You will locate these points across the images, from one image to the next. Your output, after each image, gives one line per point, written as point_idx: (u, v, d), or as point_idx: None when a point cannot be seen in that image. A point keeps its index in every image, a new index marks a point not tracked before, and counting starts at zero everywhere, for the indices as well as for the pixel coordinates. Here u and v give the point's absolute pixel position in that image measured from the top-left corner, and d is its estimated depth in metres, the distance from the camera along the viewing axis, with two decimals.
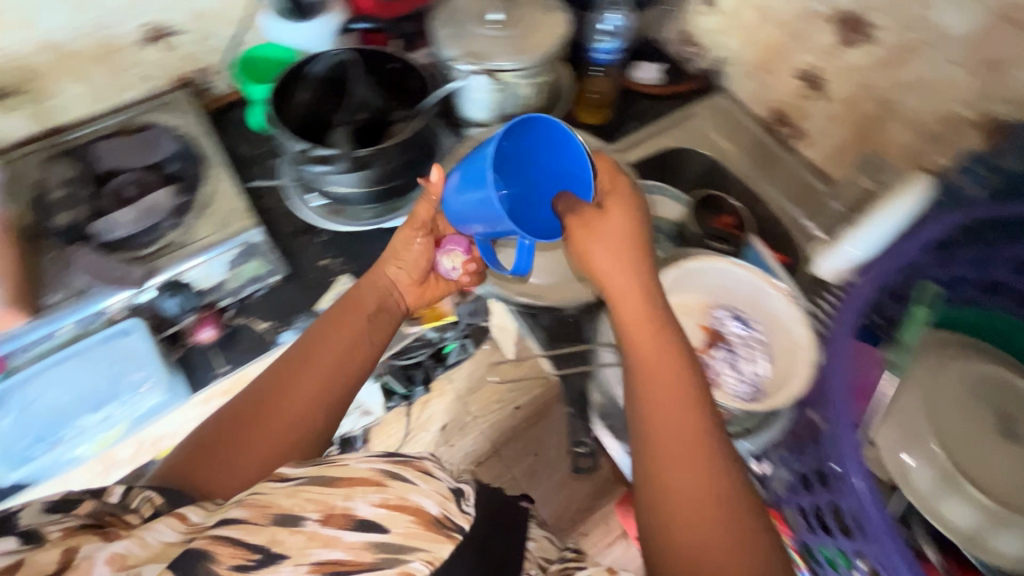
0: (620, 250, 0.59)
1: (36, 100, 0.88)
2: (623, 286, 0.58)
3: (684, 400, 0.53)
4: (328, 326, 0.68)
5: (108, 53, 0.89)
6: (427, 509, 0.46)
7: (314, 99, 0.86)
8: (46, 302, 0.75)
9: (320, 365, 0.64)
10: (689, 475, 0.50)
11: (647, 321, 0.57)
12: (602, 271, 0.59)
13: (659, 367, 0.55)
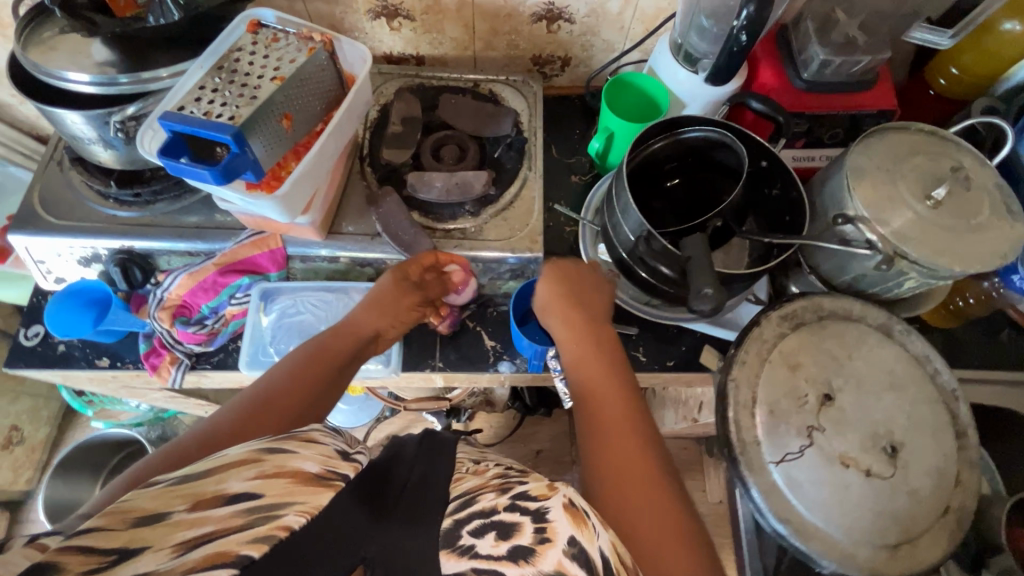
0: (587, 330, 0.68)
1: (420, 29, 0.88)
2: (594, 356, 0.66)
3: (618, 433, 0.59)
4: (309, 359, 0.66)
5: (503, 16, 0.87)
6: (305, 469, 0.44)
7: (665, 158, 0.76)
8: (341, 230, 0.78)
9: (304, 361, 0.65)
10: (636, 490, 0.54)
11: (613, 386, 0.63)
12: (580, 360, 0.66)
13: (611, 420, 0.60)
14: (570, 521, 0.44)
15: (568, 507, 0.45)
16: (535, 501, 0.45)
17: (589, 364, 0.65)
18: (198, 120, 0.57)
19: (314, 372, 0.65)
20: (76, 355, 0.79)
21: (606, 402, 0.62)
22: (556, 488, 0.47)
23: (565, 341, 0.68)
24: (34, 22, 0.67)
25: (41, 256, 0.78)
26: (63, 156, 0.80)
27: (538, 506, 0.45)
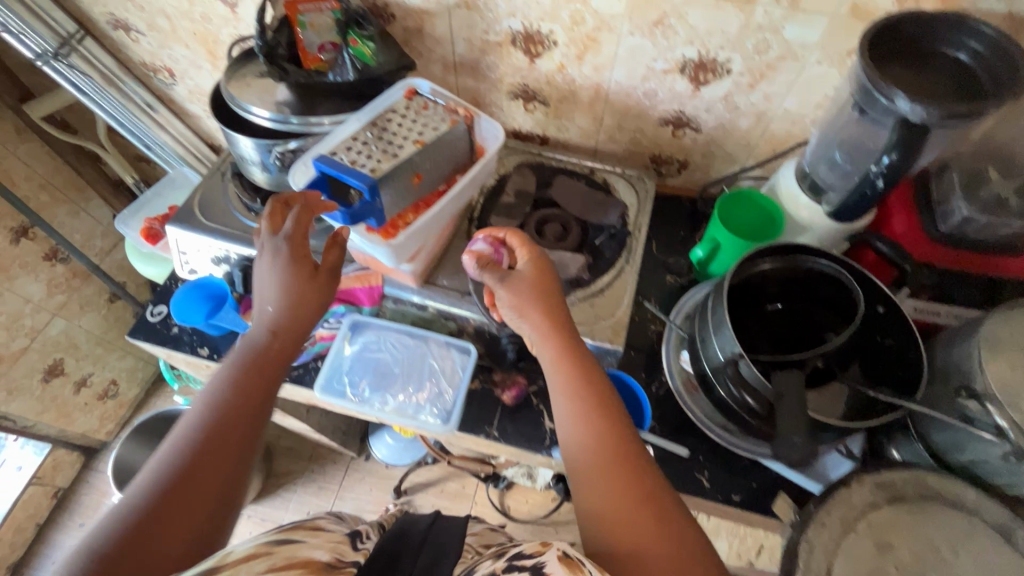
0: (584, 396, 0.58)
1: (551, 114, 0.95)
2: (598, 430, 0.55)
3: (645, 527, 0.48)
4: (250, 360, 0.58)
5: (632, 116, 0.91)
6: (316, 558, 0.49)
7: (773, 282, 0.73)
8: (436, 281, 0.81)
9: (256, 359, 0.58)
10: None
11: (626, 470, 0.52)
12: (586, 441, 0.55)
13: (628, 518, 0.49)
14: (563, 571, 0.42)
15: (562, 558, 0.43)
16: (530, 558, 0.45)
17: (594, 449, 0.55)
18: (342, 166, 0.65)
19: (259, 382, 0.57)
20: (185, 339, 0.89)
21: (620, 493, 0.51)
22: (551, 543, 0.46)
23: (565, 395, 0.59)
24: (241, 64, 0.81)
25: (184, 248, 0.89)
26: (227, 169, 0.94)
27: (532, 563, 0.44)
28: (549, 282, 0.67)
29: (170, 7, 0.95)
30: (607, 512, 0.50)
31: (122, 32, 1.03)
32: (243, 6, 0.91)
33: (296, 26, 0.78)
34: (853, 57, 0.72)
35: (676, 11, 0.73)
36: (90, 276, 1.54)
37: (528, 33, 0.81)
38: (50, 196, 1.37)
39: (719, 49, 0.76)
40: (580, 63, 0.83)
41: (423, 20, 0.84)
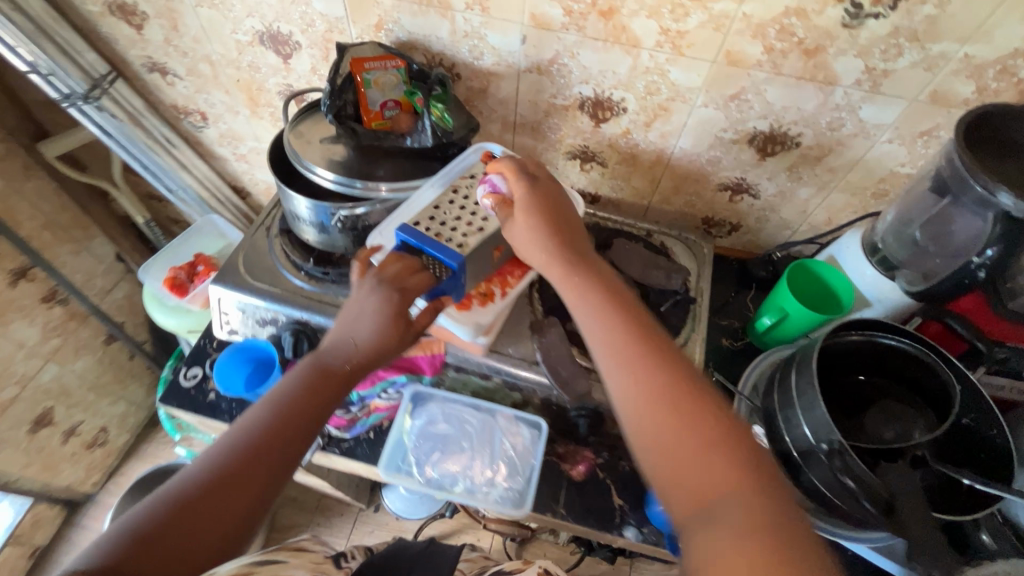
0: (613, 327, 0.54)
1: (606, 174, 0.94)
2: (630, 358, 0.51)
3: (693, 460, 0.46)
4: (322, 379, 0.59)
5: (691, 180, 0.90)
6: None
7: (854, 354, 0.72)
8: (502, 350, 0.77)
9: (326, 379, 0.59)
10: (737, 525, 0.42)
11: (673, 408, 0.48)
12: (622, 375, 0.51)
13: (682, 455, 0.47)
14: None
15: None
16: None
17: (632, 383, 0.51)
18: (430, 241, 0.64)
19: (322, 405, 0.58)
20: (223, 407, 0.83)
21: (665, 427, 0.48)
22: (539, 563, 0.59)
23: (596, 332, 0.55)
24: (303, 117, 0.80)
25: (226, 308, 0.83)
26: (273, 223, 0.90)
27: None
28: (560, 212, 0.64)
29: (216, 53, 0.91)
30: (666, 456, 0.47)
31: (157, 75, 0.99)
32: (297, 57, 0.87)
33: (360, 85, 0.76)
34: (925, 138, 0.74)
35: (755, 87, 0.73)
36: (87, 317, 1.43)
37: (598, 99, 0.81)
38: (53, 234, 1.28)
39: (792, 123, 0.77)
40: (647, 129, 0.83)
41: (489, 81, 0.83)
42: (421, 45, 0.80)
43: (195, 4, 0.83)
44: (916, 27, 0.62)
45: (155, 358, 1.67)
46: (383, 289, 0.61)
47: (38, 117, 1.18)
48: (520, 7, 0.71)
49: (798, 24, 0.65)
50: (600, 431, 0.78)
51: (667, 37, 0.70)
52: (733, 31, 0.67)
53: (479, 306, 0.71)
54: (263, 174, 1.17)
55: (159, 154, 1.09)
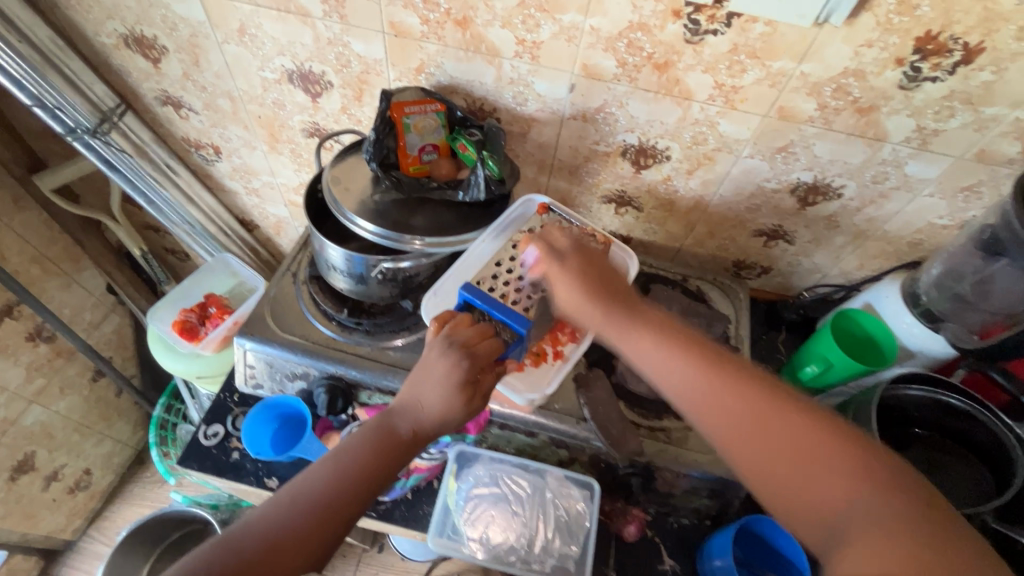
0: (680, 368, 0.52)
1: (641, 218, 0.92)
2: (702, 391, 0.51)
3: (793, 467, 0.45)
4: (387, 440, 0.58)
5: (727, 225, 0.90)
6: None
7: (913, 411, 0.74)
8: (549, 406, 0.74)
9: (391, 440, 0.58)
10: (867, 527, 0.41)
11: (760, 423, 0.47)
12: (710, 419, 0.50)
13: (787, 475, 0.46)
14: None
15: None
16: None
17: (718, 416, 0.50)
18: (496, 303, 0.62)
19: (384, 466, 0.57)
20: (248, 468, 0.77)
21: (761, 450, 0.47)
22: None
23: (661, 364, 0.54)
24: (340, 161, 0.76)
25: (252, 361, 0.78)
26: (299, 268, 0.86)
27: None
28: (603, 267, 0.63)
29: (238, 89, 0.87)
30: (769, 474, 0.46)
31: (171, 108, 0.93)
32: (327, 96, 0.84)
33: (400, 129, 0.72)
34: (966, 193, 0.74)
35: (804, 140, 0.73)
36: (75, 354, 1.33)
37: (642, 147, 0.79)
38: (42, 268, 1.19)
39: (836, 175, 0.77)
40: (689, 177, 0.82)
41: (531, 126, 0.80)
42: (462, 89, 0.77)
43: (220, 40, 0.79)
44: (972, 91, 0.63)
45: (145, 393, 1.57)
46: (453, 354, 0.57)
47: (32, 145, 1.11)
48: (571, 57, 0.69)
49: (855, 84, 0.65)
50: (649, 489, 0.75)
51: (721, 91, 0.69)
52: (789, 88, 0.67)
53: (533, 367, 0.69)
54: (276, 208, 1.12)
55: (166, 189, 1.03)
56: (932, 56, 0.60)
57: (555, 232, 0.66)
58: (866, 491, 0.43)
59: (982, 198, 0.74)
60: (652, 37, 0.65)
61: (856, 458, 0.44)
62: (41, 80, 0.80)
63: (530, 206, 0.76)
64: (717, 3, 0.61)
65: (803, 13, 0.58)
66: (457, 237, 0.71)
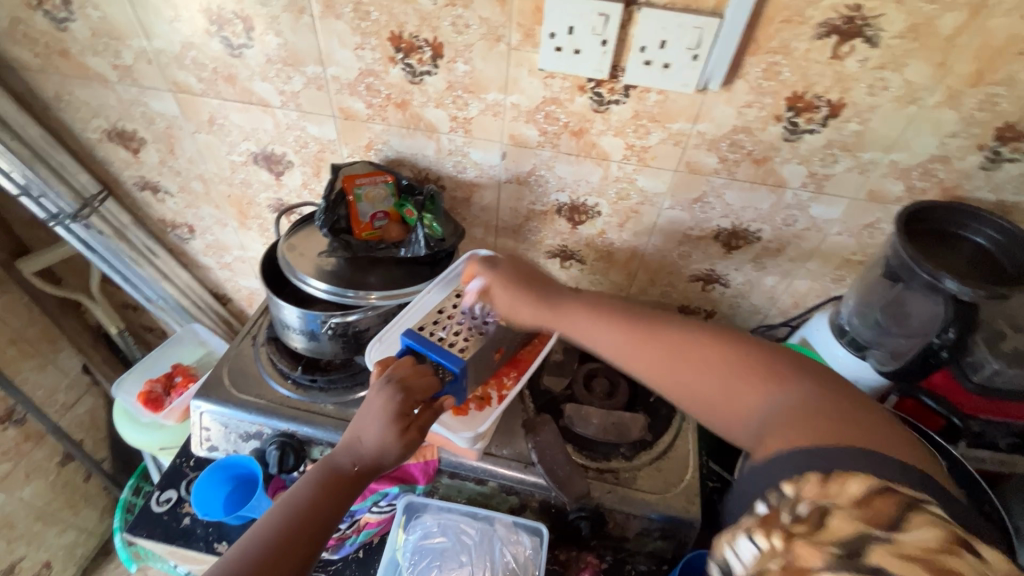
0: (617, 326, 0.64)
1: (585, 270, 0.98)
2: (634, 341, 0.62)
3: (718, 383, 0.54)
4: (332, 480, 0.55)
5: (664, 273, 0.95)
6: None
7: None
8: (496, 452, 0.76)
9: (339, 477, 0.56)
10: (777, 412, 0.49)
11: (681, 357, 0.57)
12: (641, 360, 0.61)
13: (710, 391, 0.55)
14: None
15: None
16: None
17: (643, 360, 0.60)
18: (434, 345, 0.65)
19: (333, 503, 0.54)
20: (198, 533, 0.77)
21: (684, 368, 0.57)
22: None
23: (608, 319, 0.65)
24: (296, 231, 0.83)
25: (208, 424, 0.80)
26: (259, 331, 0.90)
27: None
28: (535, 274, 0.73)
29: (209, 172, 0.96)
30: (693, 395, 0.56)
31: (148, 192, 1.02)
32: (289, 174, 0.93)
33: (352, 199, 0.80)
34: (869, 230, 0.81)
35: (715, 191, 0.81)
36: (44, 438, 1.32)
37: (574, 205, 0.87)
38: (19, 349, 1.23)
39: (751, 221, 0.84)
40: (621, 229, 0.89)
41: (472, 191, 0.88)
42: (408, 161, 0.86)
43: (193, 130, 0.89)
44: (846, 139, 0.71)
45: (115, 477, 1.53)
46: (389, 389, 0.58)
47: (20, 233, 1.18)
48: (498, 129, 0.79)
49: (746, 139, 0.74)
50: (601, 534, 0.76)
51: (633, 152, 0.78)
52: (690, 145, 0.76)
53: (476, 410, 0.71)
54: (247, 280, 1.18)
55: (142, 267, 1.09)
56: (804, 112, 0.70)
57: (491, 263, 0.74)
58: (775, 386, 0.51)
59: (884, 234, 0.81)
60: (565, 109, 0.75)
61: (767, 369, 0.52)
62: (29, 170, 0.89)
63: (475, 260, 0.79)
64: (614, 78, 0.70)
65: (685, 82, 0.67)
66: (402, 290, 0.77)
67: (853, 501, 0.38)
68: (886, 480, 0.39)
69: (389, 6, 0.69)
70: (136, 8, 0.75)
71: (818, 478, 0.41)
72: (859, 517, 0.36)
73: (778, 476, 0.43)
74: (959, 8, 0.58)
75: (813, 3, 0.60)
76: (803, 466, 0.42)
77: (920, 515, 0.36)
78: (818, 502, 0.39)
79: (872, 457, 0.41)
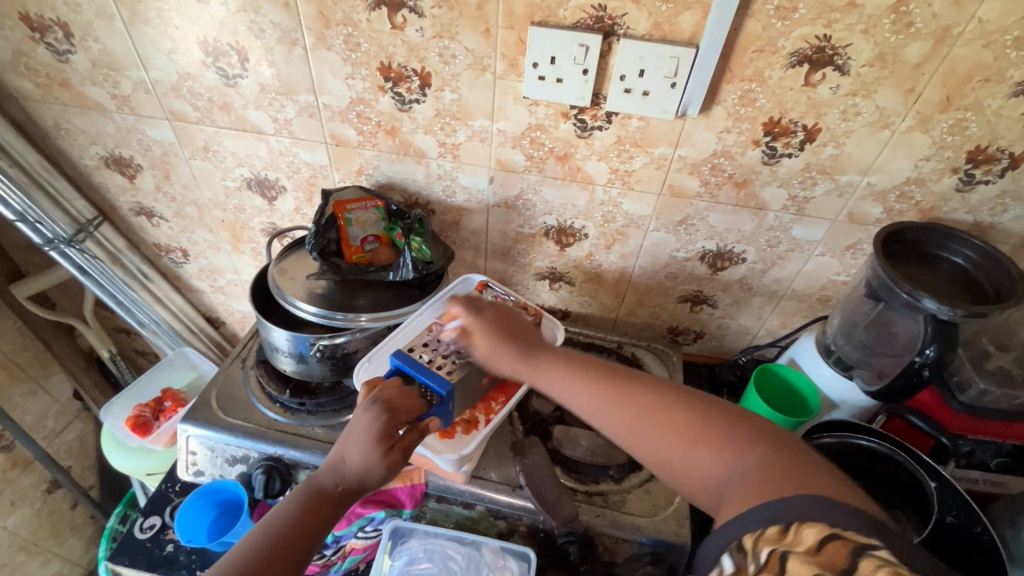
0: (586, 384, 0.62)
1: (574, 292, 0.99)
2: (605, 399, 0.59)
3: (680, 448, 0.53)
4: (313, 502, 0.54)
5: (652, 295, 0.96)
6: None
7: (831, 458, 0.76)
8: (485, 475, 0.75)
9: (322, 499, 0.55)
10: (738, 475, 0.49)
11: (650, 418, 0.56)
12: (608, 421, 0.59)
13: (674, 454, 0.54)
14: None
15: None
16: None
17: (610, 420, 0.59)
18: (422, 366, 0.65)
19: (315, 524, 0.53)
20: (182, 560, 0.76)
21: (645, 434, 0.56)
22: None
23: (574, 384, 0.62)
24: (287, 255, 0.84)
25: (195, 447, 0.80)
26: (248, 355, 0.91)
27: None
28: (513, 322, 0.70)
29: (203, 197, 0.98)
30: (657, 460, 0.55)
31: (143, 218, 1.04)
32: (281, 200, 0.94)
33: (342, 223, 0.81)
34: (852, 251, 0.82)
35: (699, 214, 0.82)
36: (31, 464, 1.30)
37: (561, 227, 0.89)
38: (9, 374, 1.22)
39: (735, 243, 0.85)
40: (608, 251, 0.91)
41: (462, 215, 0.90)
42: (398, 186, 0.88)
43: (188, 156, 0.91)
44: (823, 163, 0.73)
45: (103, 504, 1.51)
46: (375, 408, 0.58)
47: (16, 258, 1.19)
48: (485, 154, 0.81)
49: (727, 163, 0.75)
50: (592, 558, 0.74)
51: (617, 175, 0.80)
52: (672, 169, 0.78)
53: (462, 433, 0.70)
54: (240, 304, 1.19)
55: (135, 291, 1.10)
56: (781, 137, 0.72)
57: (466, 300, 0.72)
58: (733, 449, 0.51)
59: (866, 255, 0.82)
60: (549, 135, 0.77)
61: (722, 428, 0.52)
62: (26, 197, 0.90)
63: (468, 284, 0.84)
64: (596, 105, 0.73)
65: (665, 108, 0.69)
66: (391, 312, 0.77)
67: (807, 549, 0.40)
68: (835, 527, 0.40)
69: (378, 38, 0.71)
70: (135, 40, 0.77)
71: (777, 530, 0.42)
72: (813, 562, 0.39)
73: (743, 531, 0.44)
74: (924, 37, 0.61)
75: (784, 34, 0.63)
76: (762, 519, 0.43)
77: (870, 560, 0.37)
78: (777, 549, 0.41)
79: (826, 503, 0.42)
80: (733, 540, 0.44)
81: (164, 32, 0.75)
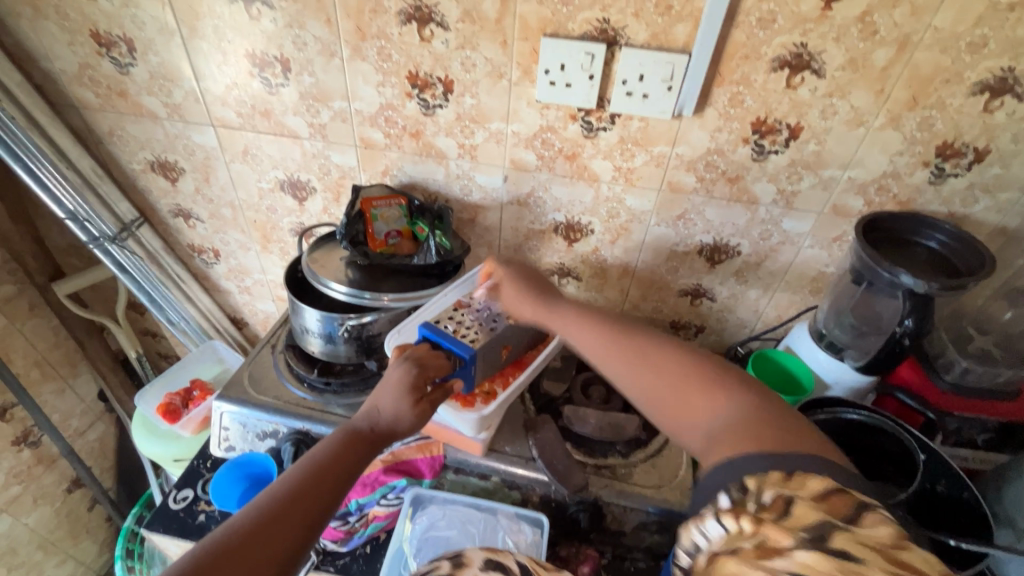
0: (597, 332, 0.68)
1: (581, 287, 1.05)
2: (615, 345, 0.65)
3: (675, 393, 0.57)
4: (352, 440, 0.60)
5: (654, 289, 1.03)
6: None
7: (823, 434, 0.81)
8: (500, 449, 0.80)
9: (361, 437, 0.60)
10: (724, 422, 0.52)
11: (651, 366, 0.60)
12: (614, 367, 0.64)
13: (666, 399, 0.58)
14: None
15: None
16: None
17: (616, 363, 0.64)
18: (446, 335, 0.72)
19: (353, 458, 0.59)
20: (212, 529, 0.80)
21: (646, 377, 0.60)
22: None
23: (595, 332, 0.68)
24: (319, 247, 0.91)
25: (227, 423, 0.86)
26: (278, 341, 0.97)
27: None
28: (537, 276, 0.79)
29: (239, 199, 1.06)
30: (648, 401, 0.60)
31: (181, 219, 1.12)
32: (311, 200, 1.03)
33: (368, 218, 0.89)
34: (838, 242, 0.89)
35: (696, 209, 0.90)
36: (56, 462, 1.34)
37: (569, 223, 0.96)
38: (42, 372, 1.28)
39: (730, 236, 0.92)
40: (612, 246, 0.98)
41: (477, 213, 0.97)
42: (420, 186, 0.96)
43: (228, 160, 1.00)
44: (807, 159, 0.81)
45: (119, 506, 1.54)
46: (406, 364, 0.66)
47: (57, 260, 1.27)
48: (500, 155, 0.89)
49: (720, 160, 0.83)
50: (600, 528, 0.79)
51: (621, 173, 0.88)
52: (671, 166, 0.85)
53: (482, 403, 0.75)
54: (264, 303, 1.26)
55: (169, 289, 1.17)
56: (768, 135, 0.80)
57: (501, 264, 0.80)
58: (724, 400, 0.54)
59: None
60: (559, 135, 0.85)
61: (716, 382, 0.56)
62: (79, 198, 0.99)
63: None
64: (601, 108, 0.81)
65: (663, 109, 0.78)
66: (415, 294, 0.84)
67: (812, 495, 0.41)
68: (838, 482, 0.42)
69: (408, 50, 0.81)
70: (191, 53, 0.87)
71: (780, 476, 0.44)
72: (819, 507, 0.40)
73: (739, 472, 0.46)
74: (889, 44, 0.69)
75: (766, 42, 0.72)
76: (767, 466, 0.45)
77: (872, 514, 0.39)
78: (780, 492, 0.42)
79: (826, 464, 0.44)
80: (736, 478, 0.45)
81: (217, 46, 0.85)
